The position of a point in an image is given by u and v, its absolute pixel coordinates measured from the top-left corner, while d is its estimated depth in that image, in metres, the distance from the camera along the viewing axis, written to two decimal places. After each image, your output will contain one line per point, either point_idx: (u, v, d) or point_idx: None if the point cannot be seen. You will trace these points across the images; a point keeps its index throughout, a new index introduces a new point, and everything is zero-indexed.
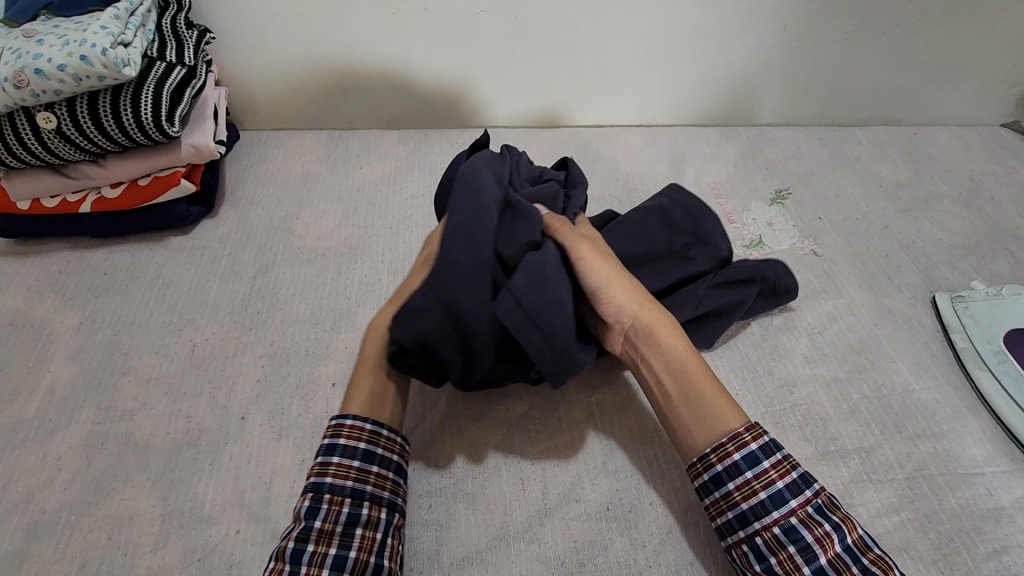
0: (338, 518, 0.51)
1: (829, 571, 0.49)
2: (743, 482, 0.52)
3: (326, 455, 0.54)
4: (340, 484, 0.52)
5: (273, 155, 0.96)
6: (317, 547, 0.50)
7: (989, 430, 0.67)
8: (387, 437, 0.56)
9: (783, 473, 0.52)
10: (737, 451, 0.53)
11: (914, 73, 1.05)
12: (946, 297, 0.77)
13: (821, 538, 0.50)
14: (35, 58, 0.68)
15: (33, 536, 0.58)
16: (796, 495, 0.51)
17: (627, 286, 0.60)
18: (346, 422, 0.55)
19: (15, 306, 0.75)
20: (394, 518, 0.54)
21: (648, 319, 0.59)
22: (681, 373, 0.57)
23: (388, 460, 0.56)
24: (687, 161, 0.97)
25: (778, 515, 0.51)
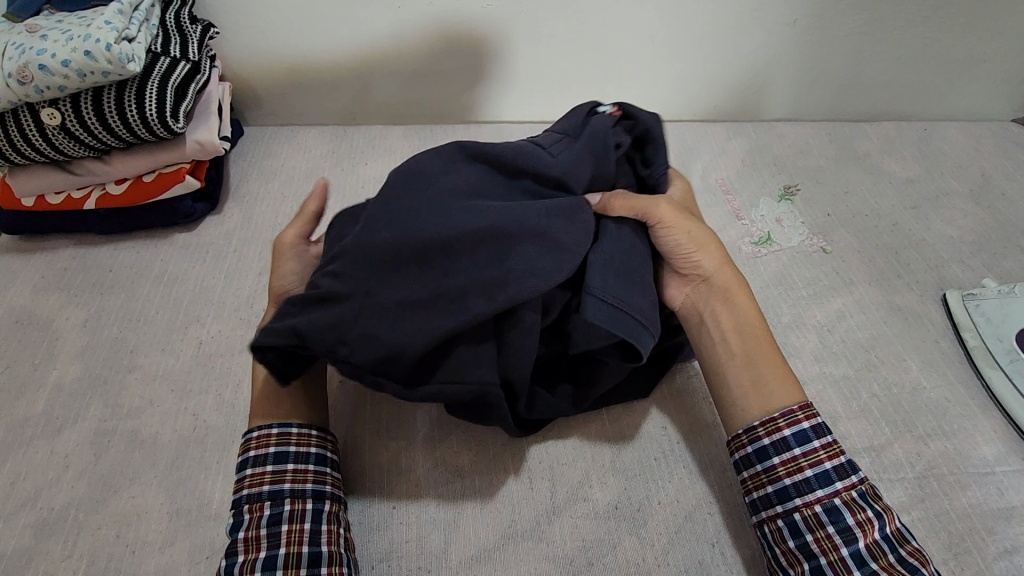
0: (260, 523, 0.52)
1: (865, 556, 0.49)
2: (790, 457, 0.53)
3: (239, 469, 0.55)
4: (256, 491, 0.53)
5: (278, 151, 0.95)
6: (247, 556, 0.51)
7: (1000, 429, 0.66)
8: (298, 433, 0.56)
9: (832, 455, 0.52)
10: (789, 428, 0.53)
11: (925, 67, 1.04)
12: (957, 295, 0.76)
13: (863, 523, 0.50)
14: (39, 53, 0.68)
15: (41, 534, 0.58)
16: (842, 478, 0.52)
17: (706, 245, 0.62)
18: (251, 435, 0.56)
19: (21, 303, 0.75)
20: (325, 505, 0.54)
21: (727, 283, 0.61)
22: (751, 334, 0.59)
23: (306, 454, 0.56)
24: (695, 156, 0.96)
25: (821, 494, 0.51)
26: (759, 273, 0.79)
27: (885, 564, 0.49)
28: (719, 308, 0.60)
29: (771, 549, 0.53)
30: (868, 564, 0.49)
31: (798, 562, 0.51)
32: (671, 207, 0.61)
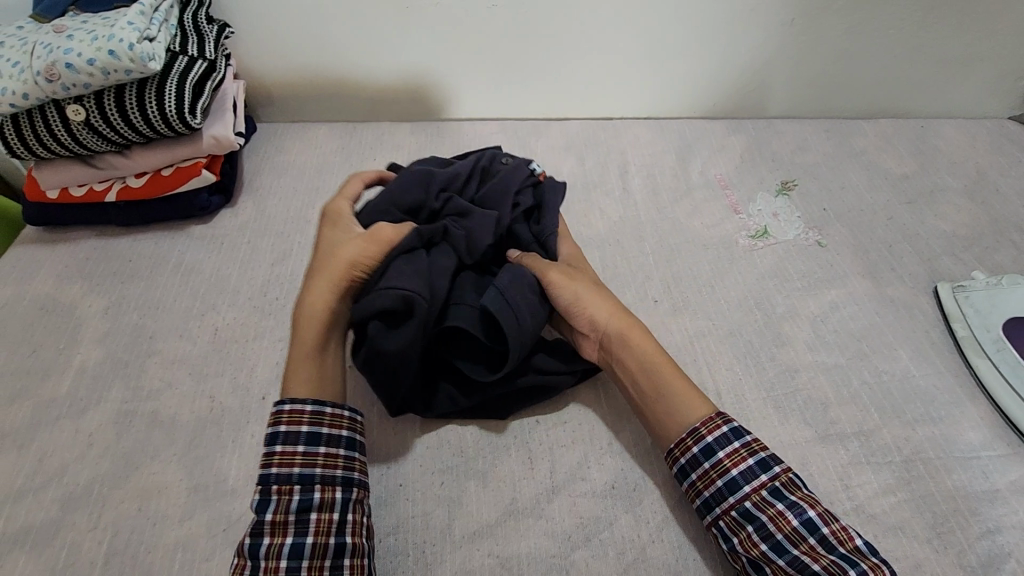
0: (289, 507, 0.54)
1: (786, 545, 0.53)
2: (702, 472, 0.57)
3: (269, 445, 0.56)
4: (286, 472, 0.55)
5: (290, 147, 0.98)
6: (274, 539, 0.53)
7: (987, 416, 0.68)
8: (331, 414, 0.59)
9: (737, 461, 0.56)
10: (695, 444, 0.58)
11: (922, 66, 1.06)
12: (948, 287, 0.78)
13: (775, 517, 0.53)
14: (66, 52, 0.71)
15: (68, 506, 0.61)
16: (751, 481, 0.55)
17: (598, 299, 0.65)
18: (285, 408, 0.58)
19: (47, 291, 0.79)
20: (351, 493, 0.57)
21: (624, 327, 0.64)
22: (655, 371, 0.62)
23: (337, 437, 0.58)
24: (694, 153, 0.99)
25: (733, 499, 0.55)
26: (755, 265, 0.82)
27: (806, 547, 0.52)
28: (624, 355, 0.63)
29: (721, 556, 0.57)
30: (790, 551, 0.52)
31: (736, 561, 0.55)
32: (556, 269, 0.66)
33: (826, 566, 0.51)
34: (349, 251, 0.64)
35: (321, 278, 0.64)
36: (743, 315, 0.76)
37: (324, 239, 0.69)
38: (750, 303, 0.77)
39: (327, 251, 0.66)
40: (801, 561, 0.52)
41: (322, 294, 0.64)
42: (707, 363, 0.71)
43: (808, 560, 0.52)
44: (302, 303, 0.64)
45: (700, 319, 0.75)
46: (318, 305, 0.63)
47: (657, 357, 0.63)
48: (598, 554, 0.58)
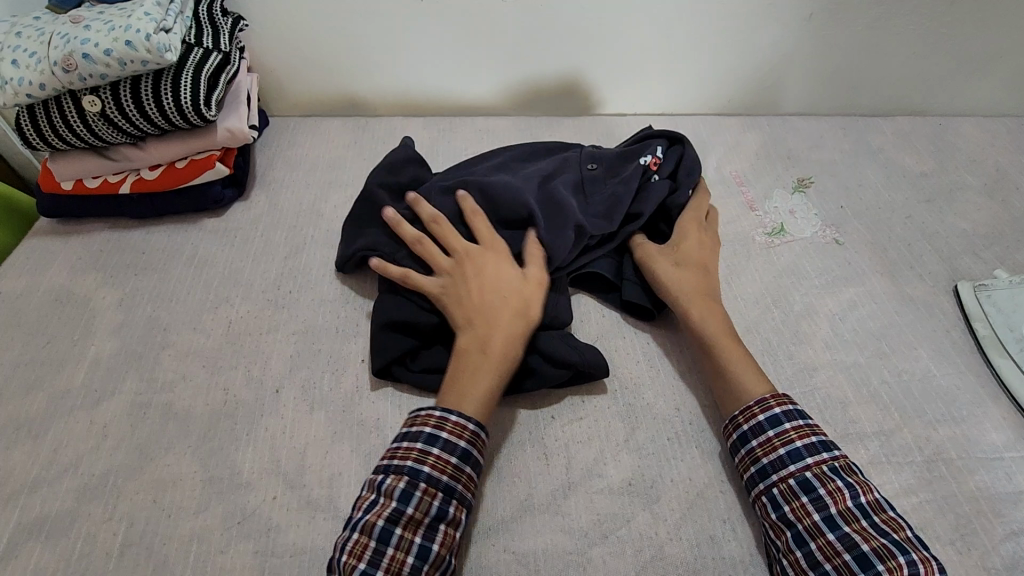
0: (428, 509, 0.54)
1: (838, 522, 0.54)
2: (765, 439, 0.59)
3: (427, 443, 0.57)
4: (437, 477, 0.56)
5: (302, 141, 0.98)
6: (404, 532, 0.54)
7: (1009, 417, 0.67)
8: (484, 441, 0.60)
9: (802, 435, 0.58)
10: (762, 412, 0.60)
11: (941, 62, 1.05)
12: (969, 285, 0.77)
13: (833, 492, 0.55)
14: (83, 43, 0.71)
15: (84, 497, 0.61)
16: (812, 456, 0.57)
17: (687, 278, 0.72)
18: (451, 417, 0.59)
19: (61, 282, 0.79)
20: (470, 516, 0.58)
21: (685, 294, 0.71)
22: (720, 349, 0.66)
23: (481, 464, 0.59)
24: (710, 149, 0.98)
25: (793, 469, 0.57)
26: (772, 263, 0.81)
27: (857, 527, 0.53)
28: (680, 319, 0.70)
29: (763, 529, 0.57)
30: (841, 528, 0.53)
31: (779, 533, 0.55)
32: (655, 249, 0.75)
33: (875, 548, 0.51)
34: (532, 297, 0.68)
35: (495, 318, 0.65)
36: (761, 312, 0.75)
37: (492, 276, 0.68)
38: (768, 301, 0.76)
39: (507, 291, 0.67)
40: (850, 539, 0.53)
41: (514, 336, 0.65)
42: None
43: (859, 539, 0.52)
44: (489, 338, 0.64)
45: None
46: (508, 349, 0.64)
47: (724, 337, 0.67)
48: (616, 551, 0.57)
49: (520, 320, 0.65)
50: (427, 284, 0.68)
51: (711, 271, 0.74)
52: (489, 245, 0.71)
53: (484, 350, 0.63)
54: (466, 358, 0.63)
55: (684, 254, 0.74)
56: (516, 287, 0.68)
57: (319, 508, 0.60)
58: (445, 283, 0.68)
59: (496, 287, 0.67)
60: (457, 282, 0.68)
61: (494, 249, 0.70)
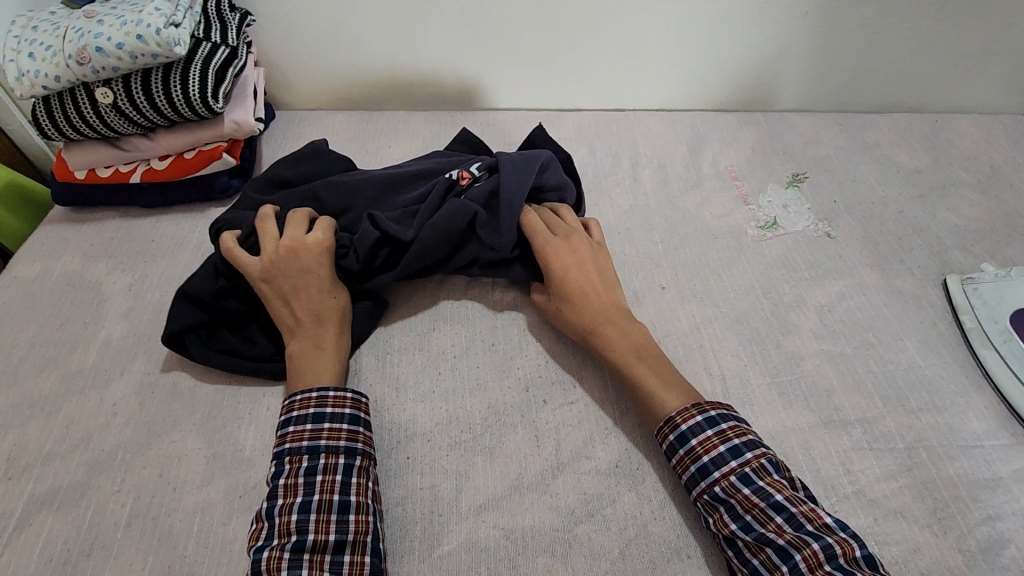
0: (299, 471, 0.57)
1: (753, 524, 0.54)
2: (678, 459, 0.59)
3: (283, 427, 0.60)
4: (297, 445, 0.59)
5: (307, 133, 1.01)
6: (285, 499, 0.56)
7: (992, 406, 0.68)
8: (334, 395, 0.62)
9: (708, 448, 0.58)
10: (671, 432, 0.60)
11: (937, 59, 1.05)
12: (957, 279, 0.78)
13: (743, 500, 0.55)
14: (97, 37, 0.74)
15: (94, 471, 0.64)
16: (718, 466, 0.57)
17: (591, 310, 0.69)
18: (294, 398, 0.61)
19: (74, 268, 0.82)
20: (355, 461, 0.59)
21: (592, 321, 0.68)
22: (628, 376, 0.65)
23: (340, 415, 0.61)
24: (706, 144, 0.99)
25: (704, 484, 0.57)
26: (763, 256, 0.82)
27: (772, 526, 0.53)
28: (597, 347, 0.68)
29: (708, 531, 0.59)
30: (756, 530, 0.54)
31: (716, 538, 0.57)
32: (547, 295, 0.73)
33: (789, 541, 0.52)
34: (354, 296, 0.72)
35: (323, 320, 0.67)
36: (750, 303, 0.77)
37: (313, 274, 0.69)
38: (757, 292, 0.78)
39: (336, 291, 0.70)
40: (766, 537, 0.53)
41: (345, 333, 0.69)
42: (713, 349, 0.72)
43: (773, 537, 0.53)
44: (325, 334, 0.67)
45: (707, 307, 0.76)
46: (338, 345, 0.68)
47: (638, 366, 0.65)
48: (601, 529, 0.60)
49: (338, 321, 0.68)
50: (253, 275, 0.68)
51: (599, 277, 0.72)
52: (316, 239, 0.70)
53: (318, 346, 0.66)
54: (298, 358, 0.65)
55: (567, 280, 0.71)
56: (338, 285, 0.71)
57: None
58: (268, 274, 0.68)
59: (325, 285, 0.69)
60: (279, 276, 0.68)
61: (318, 243, 0.70)
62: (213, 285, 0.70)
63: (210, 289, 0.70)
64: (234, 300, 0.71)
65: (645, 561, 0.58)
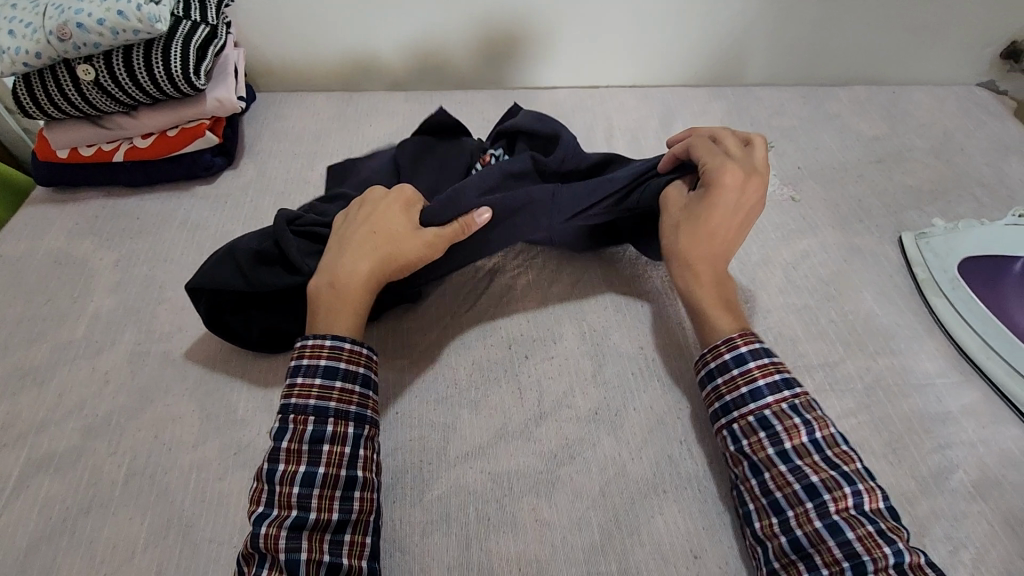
0: (303, 436, 0.57)
1: (791, 454, 0.57)
2: (729, 376, 0.61)
3: (291, 377, 0.60)
4: (303, 403, 0.58)
5: (289, 113, 1.02)
6: (288, 465, 0.56)
7: (943, 348, 0.73)
8: (349, 350, 0.61)
9: (765, 373, 0.60)
10: (728, 351, 0.62)
11: (893, 33, 1.11)
12: (911, 236, 0.83)
13: (789, 428, 0.58)
14: (77, 13, 0.75)
15: (89, 435, 0.66)
16: (774, 392, 0.59)
17: (703, 247, 0.67)
18: (307, 343, 0.61)
19: (60, 245, 0.83)
20: (363, 430, 0.59)
21: (693, 252, 0.67)
22: (697, 302, 0.66)
23: (353, 376, 0.60)
24: (677, 117, 1.03)
25: (754, 406, 0.59)
26: None
27: (809, 460, 0.57)
28: (677, 270, 0.68)
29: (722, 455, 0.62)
30: (793, 460, 0.57)
31: (738, 463, 0.59)
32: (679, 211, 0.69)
33: (824, 480, 0.55)
34: (417, 254, 0.65)
35: (353, 261, 0.64)
36: None
37: (374, 218, 0.67)
38: None
39: (388, 237, 0.65)
40: (801, 470, 0.56)
41: (375, 281, 0.65)
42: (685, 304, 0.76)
43: (808, 471, 0.56)
44: (348, 270, 0.64)
45: None
46: (356, 293, 0.64)
47: (705, 291, 0.66)
48: (582, 470, 0.63)
49: (369, 270, 0.64)
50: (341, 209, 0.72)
51: (740, 224, 0.68)
52: (400, 191, 0.70)
53: (333, 283, 0.64)
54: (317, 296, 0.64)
55: (711, 206, 0.67)
56: (395, 237, 0.66)
57: None
58: (356, 204, 0.70)
59: (379, 231, 0.66)
60: (359, 210, 0.69)
61: (401, 194, 0.69)
62: (257, 249, 0.69)
63: (252, 253, 0.68)
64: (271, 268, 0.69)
65: (624, 497, 0.61)
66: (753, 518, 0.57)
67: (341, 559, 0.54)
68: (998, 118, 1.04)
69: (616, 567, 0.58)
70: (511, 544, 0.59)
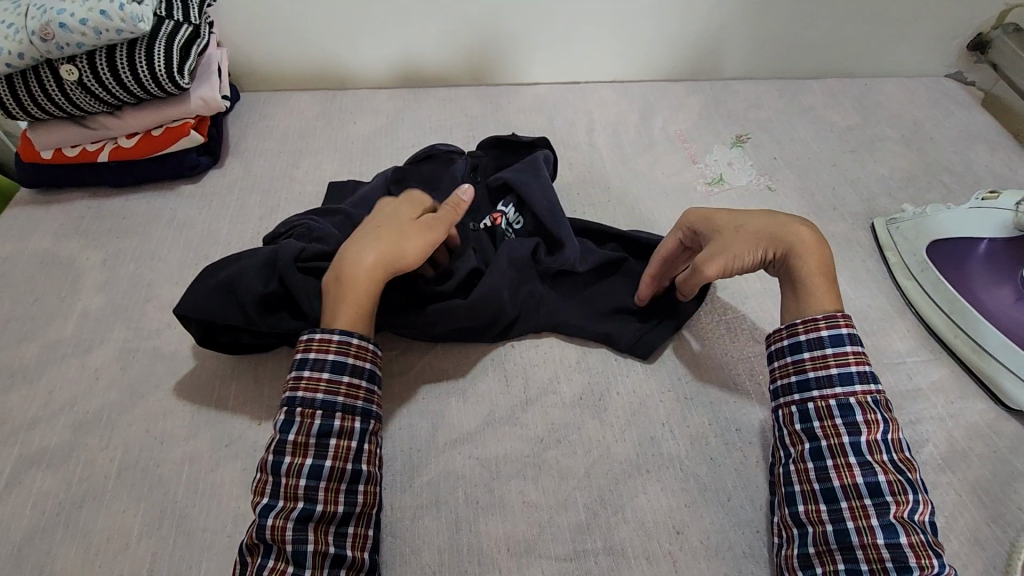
0: (310, 431, 0.57)
1: (863, 448, 0.55)
2: (820, 354, 0.59)
3: (297, 369, 0.59)
4: (311, 398, 0.57)
5: (273, 112, 1.03)
6: (293, 457, 0.56)
7: (912, 329, 0.76)
8: (358, 346, 0.60)
9: (859, 362, 0.59)
10: (827, 328, 0.60)
11: (863, 27, 1.14)
12: (883, 222, 0.86)
13: (869, 421, 0.56)
14: (60, 13, 0.76)
15: (80, 431, 0.66)
16: (863, 382, 0.58)
17: (760, 223, 0.66)
18: (315, 337, 0.59)
19: (45, 246, 0.83)
20: (369, 424, 0.59)
21: (753, 227, 0.66)
22: (799, 280, 0.64)
23: (361, 370, 0.60)
24: (656, 112, 1.05)
25: (839, 390, 0.58)
26: None
27: (879, 458, 0.55)
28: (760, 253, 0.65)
29: (781, 430, 0.60)
30: (863, 455, 0.55)
31: (797, 443, 0.58)
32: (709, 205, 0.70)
33: (891, 481, 0.54)
34: (419, 245, 0.65)
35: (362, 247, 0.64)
36: None
37: (385, 213, 0.68)
38: None
39: (389, 228, 0.65)
40: (870, 467, 0.55)
41: (381, 268, 0.63)
42: None
43: (878, 469, 0.54)
44: (352, 260, 0.63)
45: None
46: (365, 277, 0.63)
47: (800, 264, 0.64)
48: (568, 452, 0.65)
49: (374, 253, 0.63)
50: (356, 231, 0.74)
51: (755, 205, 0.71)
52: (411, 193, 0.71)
53: (338, 277, 0.63)
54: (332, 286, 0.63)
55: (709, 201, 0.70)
56: (403, 227, 0.66)
57: None
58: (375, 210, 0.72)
59: (389, 221, 0.67)
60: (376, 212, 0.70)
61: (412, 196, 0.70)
62: (262, 289, 0.66)
63: (256, 294, 0.65)
64: (274, 308, 0.67)
65: (608, 477, 0.63)
66: (798, 500, 0.56)
67: (346, 551, 0.55)
68: (965, 108, 1.07)
69: (602, 543, 0.60)
70: (500, 524, 0.60)
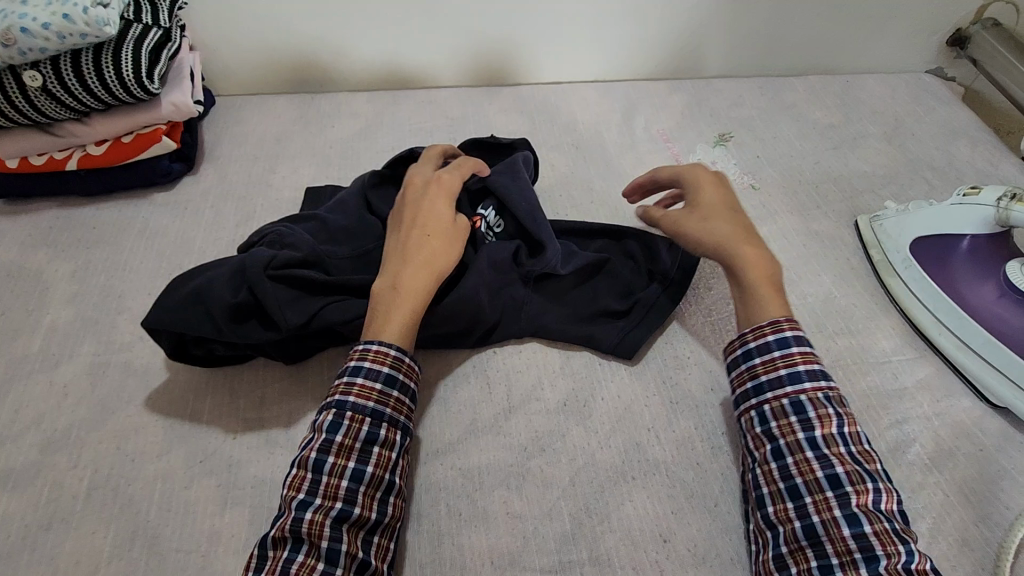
0: (358, 435, 0.56)
1: (821, 443, 0.55)
2: (768, 358, 0.59)
3: (351, 375, 0.58)
4: (363, 404, 0.57)
5: (248, 117, 1.01)
6: (336, 459, 0.54)
7: (897, 327, 0.76)
8: (409, 364, 0.60)
9: (807, 359, 0.58)
10: (771, 332, 0.59)
11: (842, 24, 1.14)
12: (866, 219, 0.85)
13: (822, 416, 0.56)
14: (21, 17, 0.73)
15: (47, 451, 0.64)
16: (812, 379, 0.57)
17: (730, 227, 0.66)
18: (372, 346, 0.59)
19: (12, 258, 0.80)
20: (407, 441, 0.59)
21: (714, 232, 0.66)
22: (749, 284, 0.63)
23: (408, 388, 0.60)
24: (638, 112, 1.04)
25: (789, 389, 0.57)
26: None
27: (836, 451, 0.54)
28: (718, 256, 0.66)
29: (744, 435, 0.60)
30: (821, 449, 0.55)
31: (761, 445, 0.57)
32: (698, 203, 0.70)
33: (849, 472, 0.53)
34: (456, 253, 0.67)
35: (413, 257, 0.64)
36: None
37: (429, 214, 0.68)
38: None
39: (437, 237, 0.66)
40: (828, 460, 0.54)
41: (433, 280, 0.64)
42: None
43: (835, 462, 0.54)
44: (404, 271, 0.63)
45: None
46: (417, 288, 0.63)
47: (752, 268, 0.63)
48: (552, 460, 0.64)
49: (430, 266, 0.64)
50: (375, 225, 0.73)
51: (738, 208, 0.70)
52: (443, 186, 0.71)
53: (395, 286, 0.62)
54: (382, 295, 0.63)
55: (700, 201, 0.70)
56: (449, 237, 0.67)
57: (277, 445, 0.65)
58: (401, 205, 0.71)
59: (435, 228, 0.67)
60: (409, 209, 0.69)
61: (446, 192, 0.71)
62: (232, 299, 0.63)
63: (227, 304, 0.63)
64: (245, 317, 0.64)
65: (593, 485, 0.62)
66: (767, 502, 0.55)
67: (370, 558, 0.53)
68: (946, 104, 1.07)
69: (588, 554, 0.58)
70: (484, 537, 0.59)
